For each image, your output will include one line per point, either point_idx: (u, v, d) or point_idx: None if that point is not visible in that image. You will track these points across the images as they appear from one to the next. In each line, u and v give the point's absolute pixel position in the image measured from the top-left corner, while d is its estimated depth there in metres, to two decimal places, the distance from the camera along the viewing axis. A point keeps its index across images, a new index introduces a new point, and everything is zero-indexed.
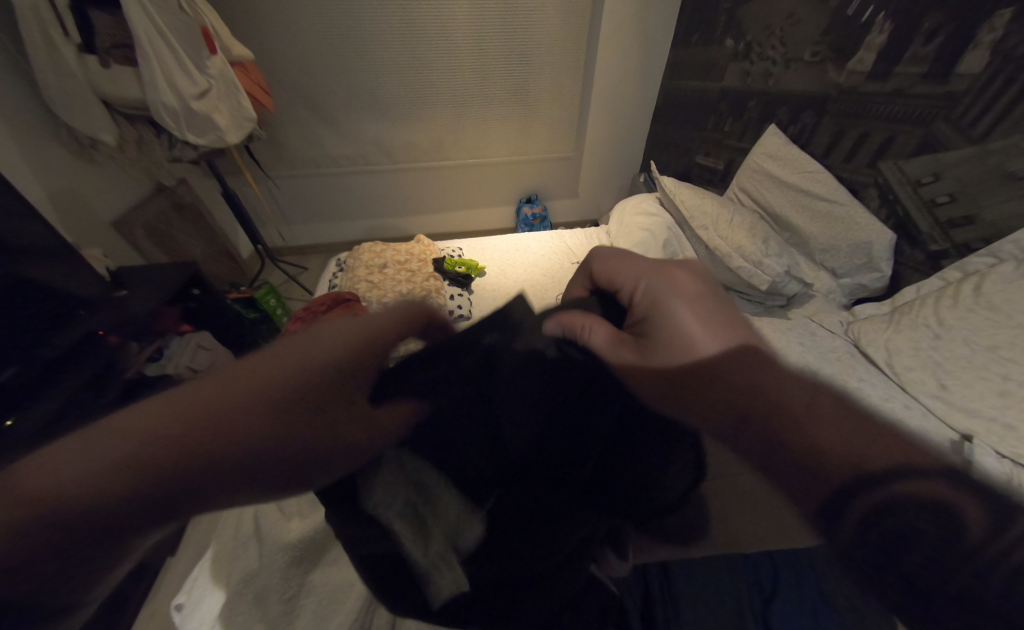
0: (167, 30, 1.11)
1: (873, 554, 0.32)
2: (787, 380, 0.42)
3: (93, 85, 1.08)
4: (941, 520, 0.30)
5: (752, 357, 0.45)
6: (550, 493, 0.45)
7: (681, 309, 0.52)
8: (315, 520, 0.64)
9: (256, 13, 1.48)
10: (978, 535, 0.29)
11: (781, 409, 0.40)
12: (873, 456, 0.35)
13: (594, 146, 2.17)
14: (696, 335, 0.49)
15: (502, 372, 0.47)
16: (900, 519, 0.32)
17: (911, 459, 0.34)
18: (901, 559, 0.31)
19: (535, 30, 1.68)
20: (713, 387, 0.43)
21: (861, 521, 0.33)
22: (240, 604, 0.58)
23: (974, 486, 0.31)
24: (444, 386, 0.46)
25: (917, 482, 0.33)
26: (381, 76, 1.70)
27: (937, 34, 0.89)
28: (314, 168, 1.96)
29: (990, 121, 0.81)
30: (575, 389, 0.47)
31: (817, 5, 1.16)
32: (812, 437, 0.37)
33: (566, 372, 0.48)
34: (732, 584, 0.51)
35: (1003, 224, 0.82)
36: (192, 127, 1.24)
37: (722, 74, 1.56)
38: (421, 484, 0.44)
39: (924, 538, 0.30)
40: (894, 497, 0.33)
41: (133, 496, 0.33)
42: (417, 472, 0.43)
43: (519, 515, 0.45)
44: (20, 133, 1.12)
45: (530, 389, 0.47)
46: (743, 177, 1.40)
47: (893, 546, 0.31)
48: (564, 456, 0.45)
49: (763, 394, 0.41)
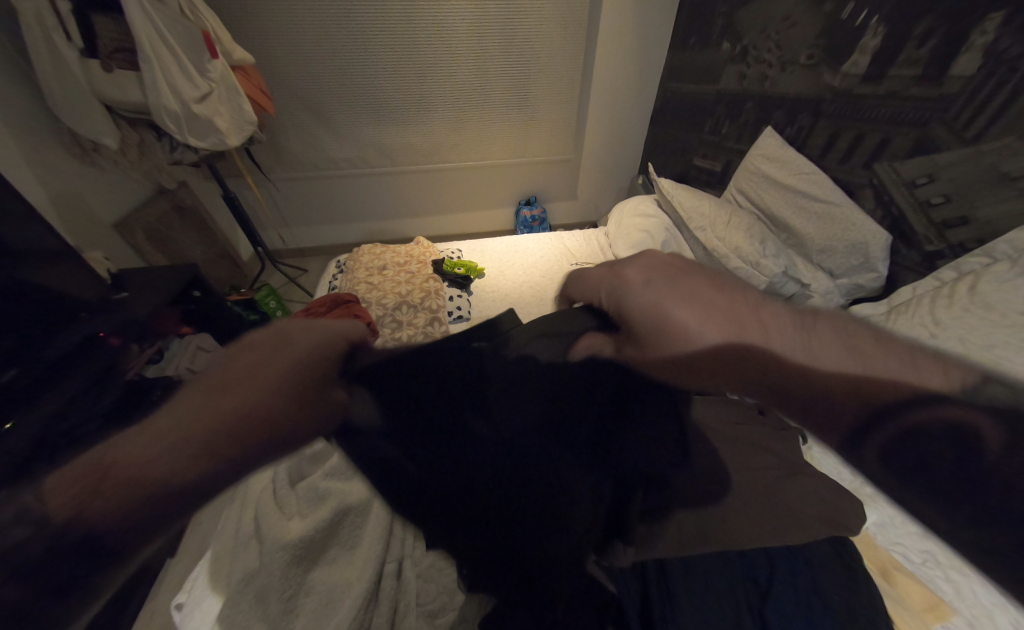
0: (168, 34, 1.12)
1: (895, 470, 0.35)
2: (783, 330, 0.42)
3: (96, 89, 1.09)
4: (955, 443, 0.32)
5: (744, 323, 0.43)
6: (553, 484, 0.51)
7: (660, 299, 0.48)
8: (316, 518, 0.65)
9: (256, 17, 1.49)
10: (992, 452, 0.30)
11: (787, 369, 0.40)
12: (881, 394, 0.35)
13: (593, 148, 2.18)
14: (682, 322, 0.46)
15: (482, 379, 0.53)
16: (914, 449, 0.34)
17: (921, 386, 0.34)
18: (932, 472, 0.34)
19: (533, 34, 1.69)
20: (716, 359, 0.43)
21: (883, 448, 0.35)
22: (240, 603, 0.58)
23: (984, 400, 0.32)
24: (433, 392, 0.50)
25: (928, 404, 0.34)
26: (381, 79, 1.71)
27: (930, 37, 0.90)
28: (314, 171, 1.97)
29: (983, 122, 0.82)
30: (551, 392, 0.53)
31: (811, 8, 1.17)
32: (813, 382, 0.38)
33: (540, 375, 0.54)
34: (724, 579, 0.55)
35: (999, 224, 0.82)
36: (194, 131, 1.26)
37: (719, 76, 1.57)
38: (444, 487, 0.51)
39: (941, 461, 0.33)
40: (913, 425, 0.34)
41: (174, 483, 0.36)
42: (434, 479, 0.53)
43: (527, 507, 0.51)
44: (21, 136, 1.13)
45: (509, 389, 0.53)
46: (740, 179, 1.41)
47: (914, 465, 0.34)
48: (553, 458, 0.51)
49: (767, 355, 0.41)
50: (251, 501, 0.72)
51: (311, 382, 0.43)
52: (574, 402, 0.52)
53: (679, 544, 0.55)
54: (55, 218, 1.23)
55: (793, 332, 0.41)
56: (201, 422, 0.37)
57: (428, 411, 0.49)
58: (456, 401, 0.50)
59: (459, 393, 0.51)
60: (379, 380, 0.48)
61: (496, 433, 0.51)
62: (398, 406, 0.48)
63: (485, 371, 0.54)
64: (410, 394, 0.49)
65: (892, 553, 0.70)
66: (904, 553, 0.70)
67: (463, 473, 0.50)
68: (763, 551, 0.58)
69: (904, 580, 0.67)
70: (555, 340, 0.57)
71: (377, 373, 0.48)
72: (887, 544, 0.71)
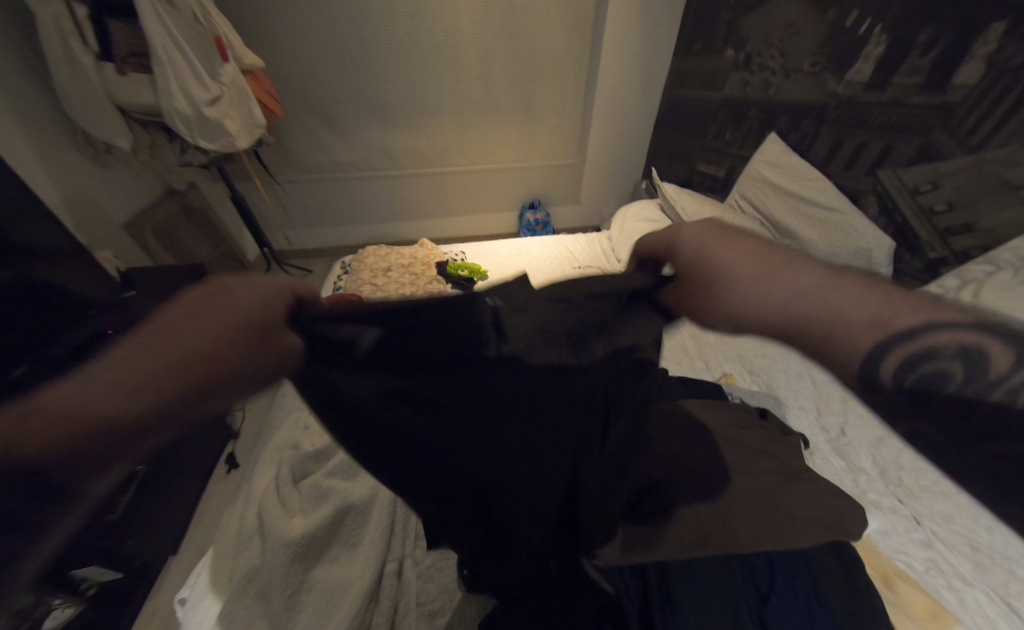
0: (181, 39, 1.14)
1: (906, 390, 0.36)
2: (819, 273, 0.40)
3: (111, 92, 1.12)
4: (964, 361, 0.34)
5: (793, 271, 0.41)
6: (529, 460, 0.51)
7: (716, 251, 0.45)
8: (319, 516, 0.66)
9: (267, 22, 1.52)
10: (1001, 370, 0.33)
11: (822, 309, 0.38)
12: (899, 320, 0.35)
13: (597, 153, 2.20)
14: (734, 271, 0.43)
15: (457, 351, 0.49)
16: (926, 370, 0.34)
17: (944, 318, 0.34)
18: (934, 399, 0.36)
19: (538, 40, 1.72)
20: (751, 310, 0.41)
21: (901, 369, 0.35)
22: (243, 599, 0.59)
23: (998, 329, 0.32)
24: (408, 365, 0.50)
25: (938, 326, 0.34)
26: (388, 83, 1.73)
27: (933, 46, 0.90)
28: (321, 173, 1.99)
29: (986, 130, 0.83)
30: (527, 366, 0.50)
31: (814, 17, 1.18)
32: (837, 316, 0.37)
33: (517, 346, 0.50)
34: (728, 578, 0.56)
35: (1002, 231, 0.81)
36: (205, 133, 1.28)
37: (723, 83, 1.58)
38: (422, 456, 0.50)
39: (945, 381, 0.34)
40: (931, 345, 0.34)
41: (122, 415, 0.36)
42: (420, 478, 0.51)
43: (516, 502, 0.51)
44: (36, 135, 1.16)
45: (483, 361, 0.50)
46: (744, 185, 1.42)
47: (919, 385, 0.35)
48: (543, 461, 0.51)
49: (810, 298, 0.39)
50: (254, 497, 0.72)
51: (259, 323, 0.44)
52: (550, 380, 0.51)
53: (681, 547, 0.55)
54: (67, 217, 1.25)
55: (816, 276, 0.39)
56: (150, 364, 0.38)
57: (405, 388, 0.50)
58: (428, 375, 0.50)
59: (431, 369, 0.50)
60: (351, 350, 0.49)
61: (471, 408, 0.49)
62: (378, 380, 0.49)
63: (458, 342, 0.49)
64: (386, 368, 0.50)
65: (896, 561, 0.71)
66: (906, 562, 0.70)
67: (439, 442, 0.49)
68: (764, 554, 0.58)
69: (909, 588, 0.65)
70: (535, 305, 0.52)
71: (347, 347, 0.49)
72: (889, 551, 0.72)
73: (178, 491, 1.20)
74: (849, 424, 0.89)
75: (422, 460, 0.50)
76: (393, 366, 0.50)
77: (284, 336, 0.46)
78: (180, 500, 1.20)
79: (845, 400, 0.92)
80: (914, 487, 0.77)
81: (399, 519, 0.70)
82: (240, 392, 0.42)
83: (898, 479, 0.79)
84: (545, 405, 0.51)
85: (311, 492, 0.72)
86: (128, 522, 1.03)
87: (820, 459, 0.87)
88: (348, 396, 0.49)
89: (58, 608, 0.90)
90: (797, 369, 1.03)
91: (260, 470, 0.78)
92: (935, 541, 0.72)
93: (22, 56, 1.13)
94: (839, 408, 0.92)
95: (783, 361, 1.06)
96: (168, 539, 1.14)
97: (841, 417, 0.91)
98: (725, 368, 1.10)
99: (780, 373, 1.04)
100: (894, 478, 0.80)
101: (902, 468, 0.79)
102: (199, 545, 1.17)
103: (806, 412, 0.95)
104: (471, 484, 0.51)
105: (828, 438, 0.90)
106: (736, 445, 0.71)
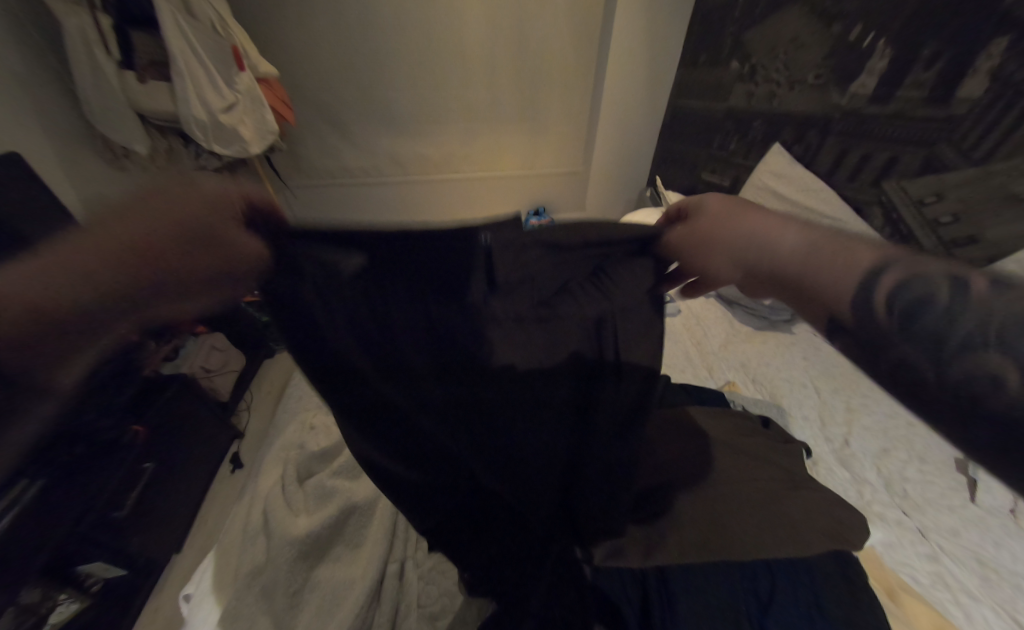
0: (200, 49, 1.18)
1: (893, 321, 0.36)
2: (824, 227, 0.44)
3: (130, 99, 1.14)
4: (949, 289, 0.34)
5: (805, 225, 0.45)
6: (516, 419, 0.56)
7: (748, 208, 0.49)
8: (323, 515, 0.68)
9: (280, 32, 1.56)
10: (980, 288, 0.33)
11: (820, 254, 0.42)
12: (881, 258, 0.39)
13: (602, 161, 2.21)
14: (751, 223, 0.48)
15: (439, 292, 0.49)
16: (911, 296, 0.35)
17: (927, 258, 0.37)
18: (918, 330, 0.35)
19: (544, 51, 1.74)
20: (762, 254, 0.46)
21: (887, 305, 0.37)
22: (248, 595, 0.60)
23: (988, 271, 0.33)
24: (390, 300, 0.48)
25: (918, 266, 0.36)
26: (397, 92, 1.77)
27: (937, 60, 0.91)
28: (329, 179, 2.02)
29: (993, 144, 0.83)
30: (503, 308, 0.51)
31: (818, 30, 1.19)
32: (833, 259, 0.41)
33: (499, 286, 0.50)
34: (726, 584, 0.56)
35: (1009, 243, 0.82)
36: (219, 139, 1.32)
37: (728, 94, 1.60)
38: (416, 415, 0.54)
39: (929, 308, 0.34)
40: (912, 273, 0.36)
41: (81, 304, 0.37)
42: (425, 455, 0.58)
43: (513, 478, 0.59)
44: (59, 141, 1.20)
45: (462, 301, 0.50)
46: (748, 194, 1.42)
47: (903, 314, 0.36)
48: (538, 447, 0.57)
49: (815, 247, 0.43)
50: (259, 497, 0.74)
51: (208, 224, 0.40)
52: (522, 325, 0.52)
53: (677, 550, 0.57)
54: None
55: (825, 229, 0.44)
56: (91, 257, 0.36)
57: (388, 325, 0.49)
58: (408, 313, 0.49)
59: (414, 308, 0.49)
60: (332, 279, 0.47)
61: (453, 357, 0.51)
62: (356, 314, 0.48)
63: (443, 279, 0.49)
64: (367, 301, 0.48)
65: (900, 575, 0.68)
66: (911, 575, 0.68)
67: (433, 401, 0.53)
68: (764, 562, 0.58)
69: (914, 604, 0.64)
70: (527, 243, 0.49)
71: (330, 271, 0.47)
72: (894, 565, 0.69)
73: (182, 490, 1.21)
74: (853, 435, 0.88)
75: (425, 440, 0.56)
76: (374, 301, 0.48)
77: (238, 238, 0.43)
78: (183, 500, 1.21)
79: (848, 412, 0.93)
80: (919, 500, 0.77)
81: (402, 522, 0.71)
82: (202, 288, 0.42)
83: (903, 492, 0.78)
84: (521, 353, 0.53)
85: (314, 492, 0.73)
86: (133, 520, 1.04)
87: (824, 469, 0.84)
88: (335, 342, 0.49)
89: (63, 602, 0.91)
90: (801, 378, 1.02)
91: (264, 472, 0.79)
92: (942, 555, 0.69)
93: (48, 65, 1.17)
94: (843, 419, 0.92)
95: (786, 371, 1.05)
96: (171, 537, 1.15)
97: (845, 428, 0.90)
98: (728, 375, 1.08)
99: (784, 382, 1.03)
100: (899, 490, 0.79)
101: (907, 479, 0.80)
102: (202, 544, 1.18)
103: (809, 422, 0.93)
104: (463, 443, 0.56)
105: (832, 448, 0.88)
106: (743, 455, 0.71)
